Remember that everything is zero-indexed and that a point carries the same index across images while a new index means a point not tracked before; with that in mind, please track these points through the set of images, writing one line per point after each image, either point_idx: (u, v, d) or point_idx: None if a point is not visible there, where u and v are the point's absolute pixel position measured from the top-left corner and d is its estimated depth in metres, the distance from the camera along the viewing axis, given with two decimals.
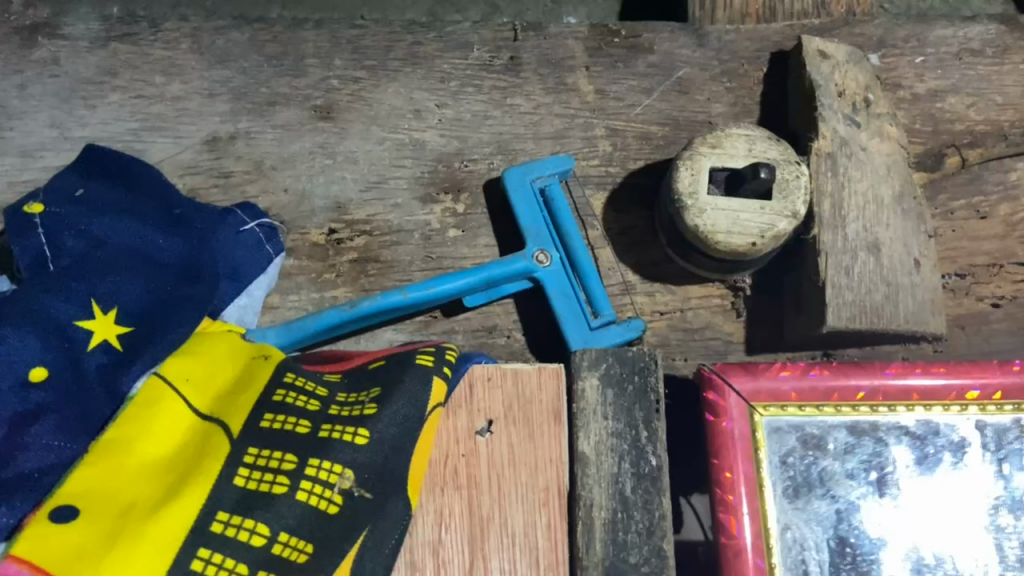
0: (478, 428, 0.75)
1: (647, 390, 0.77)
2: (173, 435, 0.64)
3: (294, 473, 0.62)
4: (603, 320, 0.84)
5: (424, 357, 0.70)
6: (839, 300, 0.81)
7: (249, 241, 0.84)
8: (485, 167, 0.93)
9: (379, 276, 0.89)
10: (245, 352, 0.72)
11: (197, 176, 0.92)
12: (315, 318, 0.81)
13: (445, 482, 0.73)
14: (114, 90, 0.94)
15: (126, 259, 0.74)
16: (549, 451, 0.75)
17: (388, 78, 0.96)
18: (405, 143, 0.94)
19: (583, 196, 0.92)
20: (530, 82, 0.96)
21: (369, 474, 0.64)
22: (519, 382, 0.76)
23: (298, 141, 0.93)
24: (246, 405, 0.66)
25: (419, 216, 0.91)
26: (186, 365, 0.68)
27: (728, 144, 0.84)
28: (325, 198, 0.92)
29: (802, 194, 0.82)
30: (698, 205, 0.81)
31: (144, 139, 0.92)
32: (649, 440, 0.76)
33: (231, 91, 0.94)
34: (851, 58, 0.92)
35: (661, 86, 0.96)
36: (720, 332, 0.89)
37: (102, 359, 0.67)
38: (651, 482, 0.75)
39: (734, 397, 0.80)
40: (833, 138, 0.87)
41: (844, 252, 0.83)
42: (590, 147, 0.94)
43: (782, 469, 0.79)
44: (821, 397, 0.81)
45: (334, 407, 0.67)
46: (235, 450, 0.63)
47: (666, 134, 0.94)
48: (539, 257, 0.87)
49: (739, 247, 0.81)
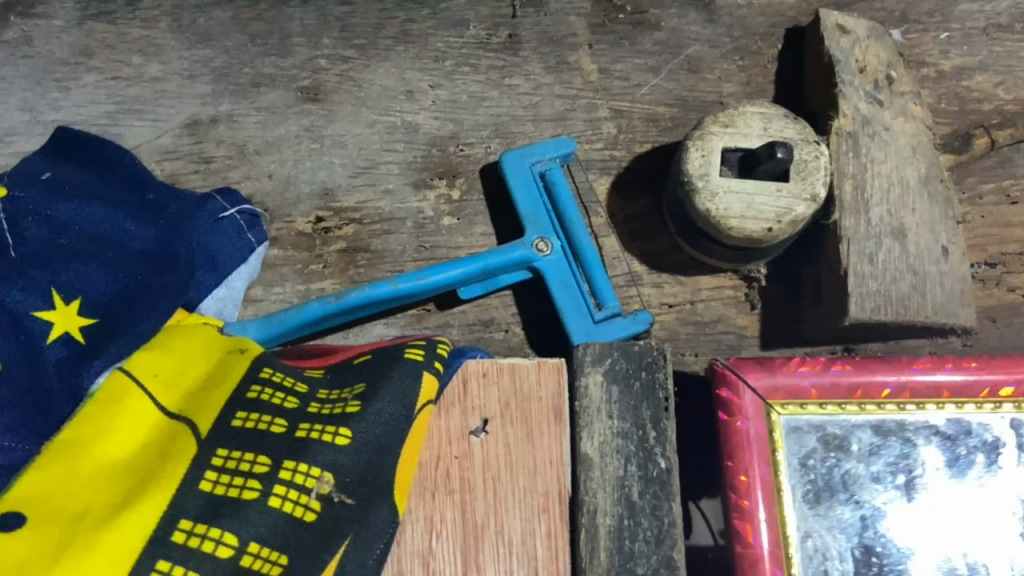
0: (472, 428, 0.69)
1: (655, 387, 0.72)
2: (135, 435, 0.59)
3: (267, 477, 0.57)
4: (608, 313, 0.79)
5: (414, 351, 0.64)
6: (862, 290, 0.75)
7: (229, 229, 0.78)
8: (482, 151, 0.88)
9: (369, 266, 0.84)
10: (219, 346, 0.66)
11: (176, 162, 0.86)
12: (298, 310, 0.75)
13: (436, 486, 0.67)
14: (89, 71, 0.89)
15: (93, 246, 0.69)
16: (549, 452, 0.69)
17: (379, 58, 0.90)
18: (397, 125, 0.88)
19: (586, 180, 0.87)
20: (530, 61, 0.90)
21: (351, 477, 0.58)
22: (517, 378, 0.71)
23: (283, 124, 0.88)
24: (218, 403, 0.61)
25: (412, 203, 0.86)
26: (153, 360, 0.63)
27: (741, 123, 0.78)
28: (311, 183, 0.86)
29: (822, 176, 0.76)
30: (710, 188, 0.76)
31: (120, 122, 0.87)
32: (658, 441, 0.70)
33: (212, 72, 0.89)
34: (872, 34, 0.86)
35: (669, 65, 0.90)
36: (733, 326, 0.83)
37: (61, 352, 0.62)
38: (659, 486, 0.69)
39: (750, 394, 0.74)
40: (854, 117, 0.81)
41: (867, 238, 0.77)
42: (593, 130, 0.88)
43: (802, 472, 0.73)
44: (844, 395, 0.75)
45: (314, 404, 0.61)
46: (203, 452, 0.58)
47: (675, 115, 0.89)
48: (538, 245, 0.81)
49: (754, 233, 0.75)
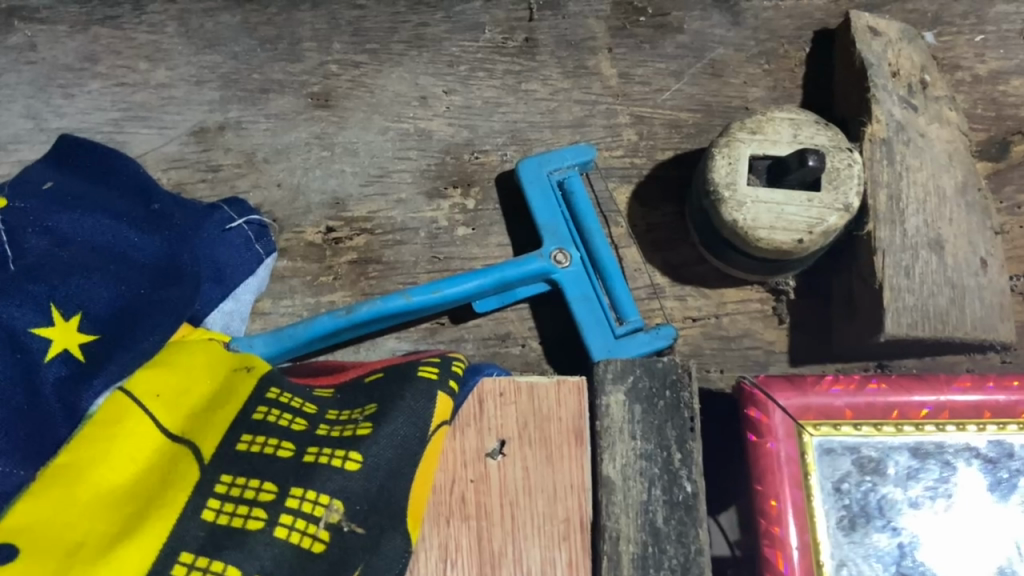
0: (489, 449, 0.66)
1: (680, 406, 0.68)
2: (136, 460, 0.55)
3: (273, 505, 0.54)
4: (630, 327, 0.75)
5: (427, 369, 0.61)
6: (898, 305, 0.71)
7: (236, 240, 0.75)
8: (497, 159, 0.85)
9: (380, 278, 0.81)
10: (225, 363, 0.63)
11: (183, 170, 0.84)
12: (307, 325, 0.72)
13: (451, 512, 0.64)
14: (95, 77, 0.86)
15: (95, 259, 0.66)
16: (569, 476, 0.65)
17: (392, 63, 0.88)
18: (410, 132, 0.85)
19: (606, 189, 0.83)
20: (547, 65, 0.87)
21: (363, 505, 0.55)
22: (536, 398, 0.67)
23: (292, 132, 0.85)
24: (221, 424, 0.58)
25: (425, 213, 0.83)
26: (155, 379, 0.60)
27: (770, 129, 0.74)
28: (321, 193, 0.83)
29: (855, 184, 0.72)
30: (737, 197, 0.72)
31: (125, 130, 0.85)
32: (683, 463, 0.67)
33: (220, 78, 0.86)
34: (904, 36, 0.83)
35: (692, 69, 0.87)
36: (760, 341, 0.80)
37: (60, 371, 0.60)
38: (685, 512, 0.65)
39: (780, 414, 0.70)
40: (889, 123, 0.77)
41: (903, 250, 0.74)
42: (613, 136, 0.85)
43: (836, 496, 0.70)
44: (880, 415, 0.71)
45: (322, 427, 0.59)
46: (206, 478, 0.55)
47: (698, 121, 0.85)
48: (557, 257, 0.78)
49: (783, 245, 0.71)
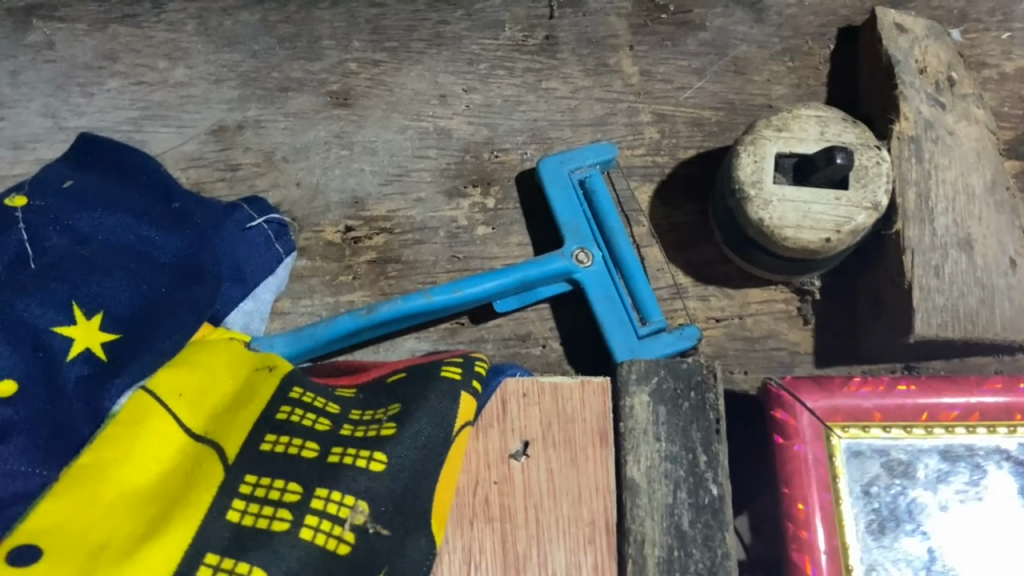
0: (513, 450, 0.65)
1: (705, 407, 0.67)
2: (159, 459, 0.55)
3: (299, 507, 0.53)
4: (653, 327, 0.74)
5: (451, 369, 0.60)
6: (928, 304, 0.70)
7: (257, 240, 0.74)
8: (517, 157, 0.84)
9: (400, 278, 0.80)
10: (247, 363, 0.62)
11: (202, 169, 0.83)
12: (328, 324, 0.72)
13: (475, 514, 0.63)
14: (113, 76, 0.86)
15: (116, 258, 0.66)
16: (594, 479, 0.65)
17: (411, 61, 0.87)
18: (430, 131, 0.85)
19: (627, 188, 0.82)
20: (568, 63, 0.86)
21: (388, 507, 0.54)
22: (559, 399, 0.67)
23: (311, 130, 0.85)
24: (244, 425, 0.57)
25: (444, 212, 0.82)
26: (178, 379, 0.59)
27: (796, 126, 0.74)
28: (341, 192, 0.83)
29: (883, 183, 0.71)
30: (763, 196, 0.71)
31: (144, 129, 0.84)
32: (709, 466, 0.66)
33: (239, 76, 0.86)
34: (931, 33, 0.81)
35: (715, 67, 0.86)
36: (785, 342, 0.78)
37: (82, 370, 0.59)
38: (711, 515, 0.64)
39: (807, 416, 0.69)
40: (917, 121, 0.76)
41: (932, 250, 0.72)
42: (635, 135, 0.84)
43: (865, 500, 0.68)
44: (909, 417, 0.70)
45: (346, 427, 0.58)
46: (230, 479, 0.54)
47: (721, 119, 0.84)
48: (579, 256, 0.77)
49: (811, 244, 0.70)
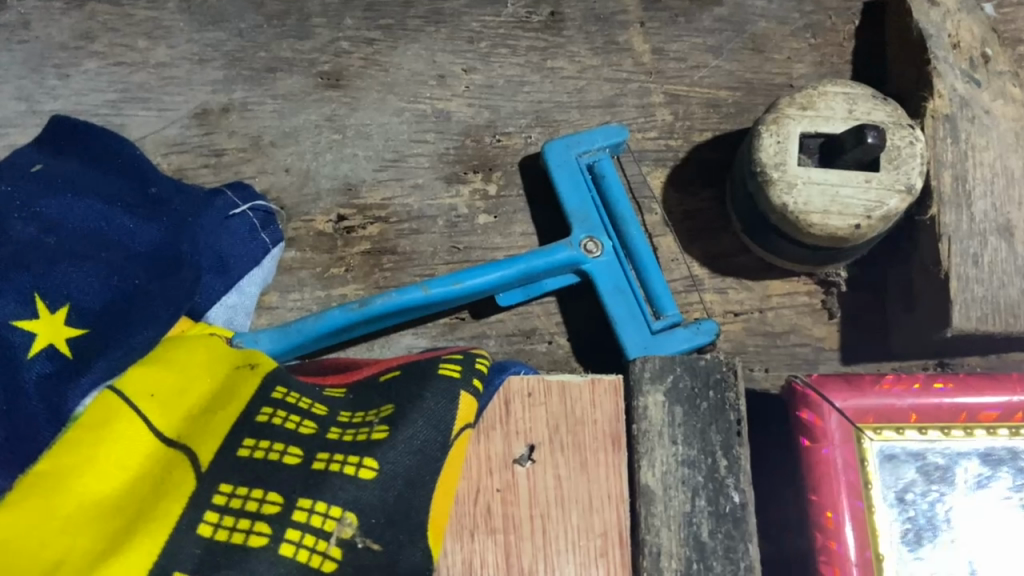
0: (517, 455, 0.60)
1: (725, 408, 0.62)
2: (125, 467, 0.49)
3: (278, 520, 0.48)
4: (667, 322, 0.69)
5: (449, 366, 0.55)
6: (966, 296, 0.65)
7: (240, 229, 0.70)
8: (521, 141, 0.79)
9: (396, 270, 0.75)
10: (227, 360, 0.57)
11: (185, 155, 0.78)
12: (317, 318, 0.67)
13: (476, 525, 0.58)
14: (91, 56, 0.81)
15: (86, 247, 0.61)
16: (606, 486, 0.59)
17: (408, 39, 0.82)
18: (428, 113, 0.79)
19: (639, 173, 0.77)
20: (574, 41, 0.81)
21: (379, 518, 0.49)
22: (567, 398, 0.61)
23: (301, 113, 0.79)
24: (220, 428, 0.52)
25: (443, 199, 0.77)
26: (150, 377, 0.54)
27: (822, 104, 0.68)
28: (332, 178, 0.78)
29: (917, 164, 0.66)
30: (787, 178, 0.66)
31: (123, 112, 0.79)
32: (730, 471, 0.60)
33: (224, 56, 0.81)
34: (964, 6, 0.75)
35: (732, 44, 0.81)
36: (808, 337, 0.73)
37: (44, 368, 0.54)
38: (733, 525, 0.59)
39: (836, 416, 0.64)
40: (952, 98, 0.70)
41: (970, 237, 0.67)
42: (647, 117, 0.79)
43: (900, 508, 0.63)
44: (947, 418, 0.64)
45: (333, 430, 0.53)
46: (202, 489, 0.49)
47: (738, 100, 0.79)
48: (587, 245, 0.71)
49: (839, 231, 0.65)
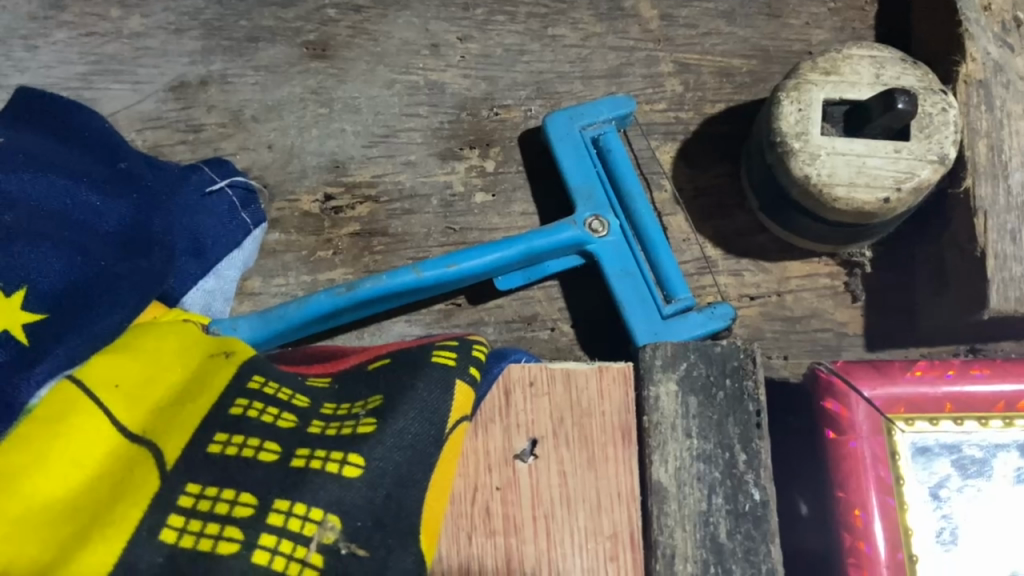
0: (518, 451, 0.55)
1: (743, 398, 0.57)
2: (83, 465, 0.44)
3: (251, 524, 0.43)
4: (679, 306, 0.64)
5: (443, 353, 0.50)
6: (1004, 275, 0.60)
7: (220, 207, 0.65)
8: (520, 115, 0.73)
9: (387, 253, 0.70)
10: (200, 348, 0.52)
11: (161, 130, 0.73)
12: (300, 303, 0.61)
13: (474, 526, 0.53)
14: (60, 27, 0.76)
15: (46, 225, 0.55)
16: (615, 484, 0.54)
17: (398, 6, 0.76)
18: (420, 85, 0.74)
19: (647, 147, 0.72)
20: (577, 7, 0.76)
21: (365, 521, 0.44)
22: (573, 388, 0.56)
23: (285, 86, 0.74)
24: (189, 423, 0.47)
25: (437, 176, 0.72)
26: (116, 367, 0.49)
27: (847, 69, 0.63)
28: (318, 155, 0.72)
29: (951, 132, 0.61)
30: (809, 149, 0.61)
31: (95, 86, 0.74)
32: (749, 466, 0.55)
33: (202, 26, 0.76)
34: None
35: (746, 9, 0.76)
36: (830, 322, 0.68)
37: None
38: (753, 525, 0.54)
39: (863, 406, 0.59)
40: (985, 62, 0.65)
41: (1009, 212, 0.61)
42: (655, 87, 0.74)
43: (934, 506, 0.58)
44: (984, 407, 0.59)
45: (315, 424, 0.48)
46: (167, 489, 0.44)
47: (753, 68, 0.74)
48: (592, 224, 0.66)
49: (866, 205, 0.60)
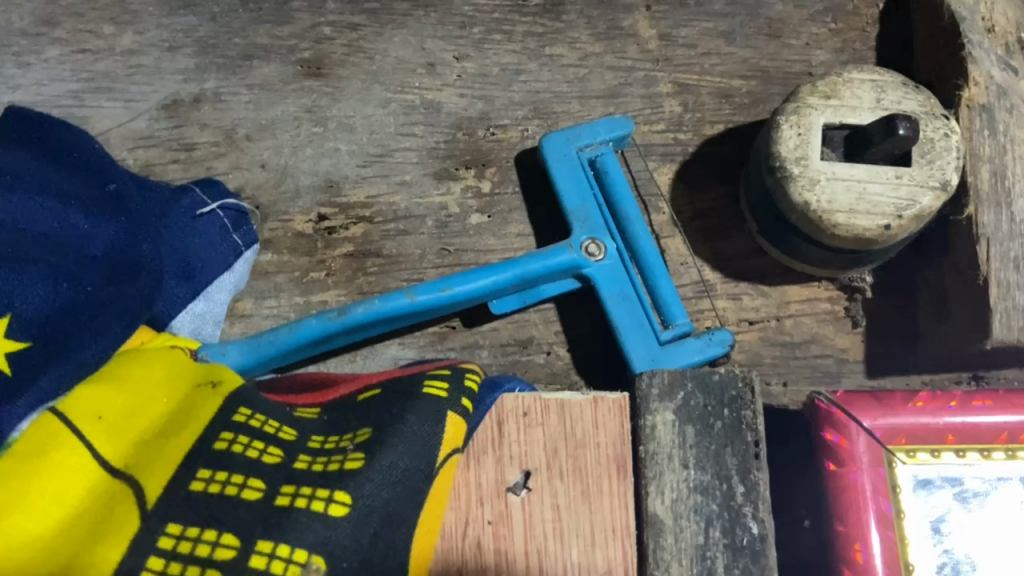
0: (511, 483, 0.54)
1: (741, 428, 0.56)
2: (61, 502, 0.43)
3: (234, 566, 0.42)
4: (677, 331, 0.63)
5: (434, 384, 0.49)
6: (1008, 304, 0.59)
7: (210, 229, 0.64)
8: (517, 135, 0.72)
9: (381, 274, 0.69)
10: (187, 378, 0.51)
11: (153, 149, 0.72)
12: (291, 328, 0.60)
13: (464, 562, 0.51)
14: (53, 43, 0.75)
15: (33, 250, 0.54)
16: (610, 517, 0.53)
17: (394, 24, 0.75)
18: (416, 104, 0.73)
19: (645, 169, 0.71)
20: (575, 26, 0.75)
21: (351, 562, 0.43)
22: (568, 418, 0.55)
23: (278, 104, 0.73)
24: (173, 458, 0.46)
25: (432, 197, 0.71)
26: (100, 399, 0.48)
27: (848, 93, 0.62)
28: (312, 174, 0.71)
29: (953, 158, 0.60)
30: (809, 174, 0.60)
31: (87, 103, 0.73)
32: (747, 499, 0.54)
33: (196, 43, 0.75)
34: None
35: (746, 29, 0.75)
36: (830, 348, 0.67)
37: None
38: (751, 559, 0.53)
39: (863, 437, 0.58)
40: (989, 86, 0.64)
41: (1012, 239, 0.60)
42: (653, 108, 0.73)
43: (935, 541, 0.57)
44: (987, 439, 0.58)
45: (302, 459, 0.47)
46: (148, 528, 0.43)
47: (753, 89, 0.73)
48: (589, 248, 0.65)
49: (867, 232, 0.59)
